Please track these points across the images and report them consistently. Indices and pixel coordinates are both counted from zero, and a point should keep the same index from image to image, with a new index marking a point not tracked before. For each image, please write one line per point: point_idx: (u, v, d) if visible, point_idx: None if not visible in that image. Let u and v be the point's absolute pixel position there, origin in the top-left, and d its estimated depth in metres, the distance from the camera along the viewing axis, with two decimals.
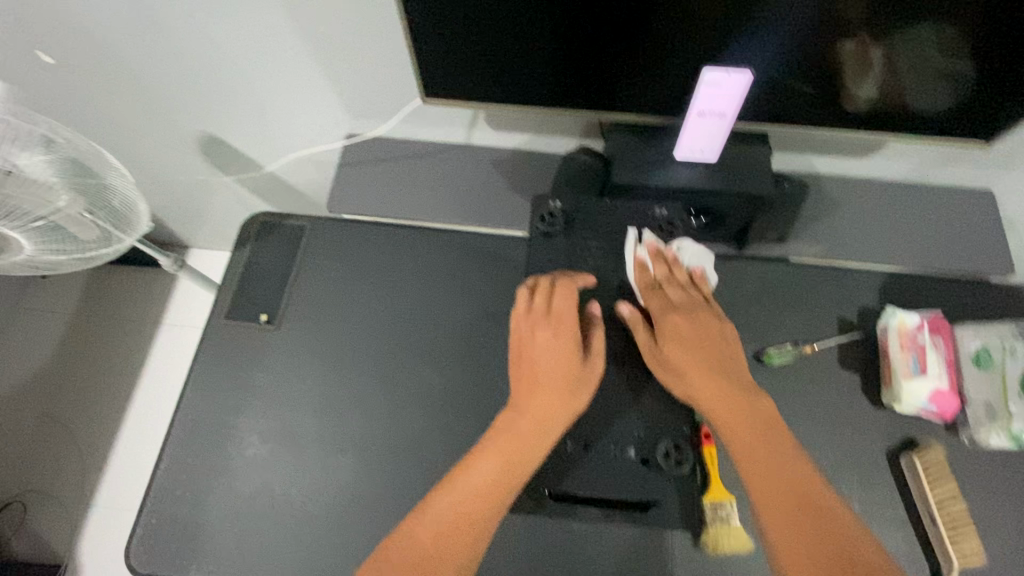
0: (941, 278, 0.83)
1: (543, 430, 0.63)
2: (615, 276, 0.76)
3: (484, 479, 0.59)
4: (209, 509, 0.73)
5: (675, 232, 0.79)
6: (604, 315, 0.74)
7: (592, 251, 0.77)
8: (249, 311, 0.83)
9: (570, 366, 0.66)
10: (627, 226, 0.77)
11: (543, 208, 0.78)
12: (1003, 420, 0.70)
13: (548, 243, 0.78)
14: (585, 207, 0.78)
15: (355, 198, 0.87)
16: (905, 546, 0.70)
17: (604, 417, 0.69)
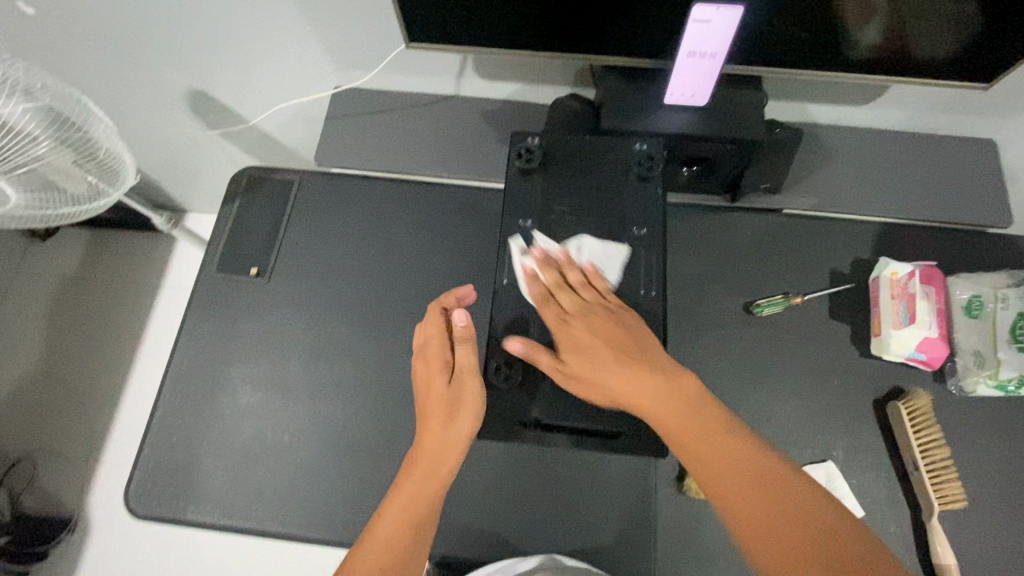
0: (935, 229, 0.82)
1: (438, 461, 0.59)
2: (597, 215, 0.69)
3: (391, 526, 0.56)
4: (205, 455, 0.74)
5: (654, 171, 0.71)
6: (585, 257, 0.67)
7: (573, 189, 0.71)
8: (239, 265, 0.83)
9: (447, 392, 0.62)
10: (610, 165, 0.72)
11: (521, 144, 0.72)
12: (991, 366, 0.71)
13: (525, 181, 0.71)
14: (567, 143, 0.72)
15: (343, 151, 0.86)
16: (888, 491, 0.71)
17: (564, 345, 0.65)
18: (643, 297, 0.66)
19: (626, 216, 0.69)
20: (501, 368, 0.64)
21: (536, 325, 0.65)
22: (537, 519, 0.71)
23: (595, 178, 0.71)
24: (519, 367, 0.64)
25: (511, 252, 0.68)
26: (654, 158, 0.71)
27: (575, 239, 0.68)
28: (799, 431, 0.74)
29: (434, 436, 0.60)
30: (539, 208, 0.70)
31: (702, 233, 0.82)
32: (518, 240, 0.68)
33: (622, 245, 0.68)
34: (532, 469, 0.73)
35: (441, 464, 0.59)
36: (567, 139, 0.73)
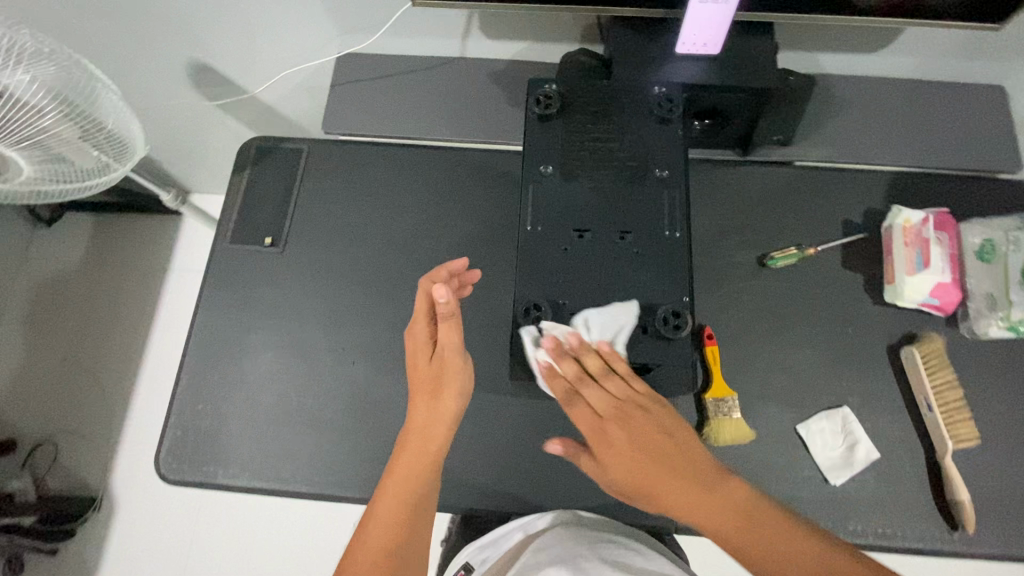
0: (946, 177, 0.82)
1: (428, 441, 0.61)
2: (616, 160, 0.69)
3: (390, 507, 0.58)
4: (231, 421, 0.76)
5: (675, 114, 0.70)
6: (607, 203, 0.67)
7: (592, 135, 0.70)
8: (252, 235, 0.84)
9: (435, 371, 0.63)
10: (629, 109, 0.71)
11: (538, 92, 0.71)
12: (1003, 310, 0.70)
13: (544, 128, 0.70)
14: (582, 87, 0.72)
15: (351, 117, 0.85)
16: (904, 433, 0.72)
17: (594, 287, 0.64)
18: (667, 238, 0.66)
19: (646, 159, 0.69)
20: (529, 311, 0.63)
21: (563, 268, 0.65)
22: (560, 471, 0.73)
23: (613, 123, 0.70)
24: (548, 307, 0.63)
25: (534, 197, 0.67)
26: (674, 99, 0.70)
27: (597, 185, 0.68)
28: (813, 379, 0.75)
29: (422, 414, 0.62)
30: (560, 154, 0.69)
31: (714, 189, 0.82)
32: (539, 186, 0.68)
33: (645, 188, 0.68)
34: (554, 423, 0.74)
35: (430, 441, 0.61)
36: (584, 85, 0.72)
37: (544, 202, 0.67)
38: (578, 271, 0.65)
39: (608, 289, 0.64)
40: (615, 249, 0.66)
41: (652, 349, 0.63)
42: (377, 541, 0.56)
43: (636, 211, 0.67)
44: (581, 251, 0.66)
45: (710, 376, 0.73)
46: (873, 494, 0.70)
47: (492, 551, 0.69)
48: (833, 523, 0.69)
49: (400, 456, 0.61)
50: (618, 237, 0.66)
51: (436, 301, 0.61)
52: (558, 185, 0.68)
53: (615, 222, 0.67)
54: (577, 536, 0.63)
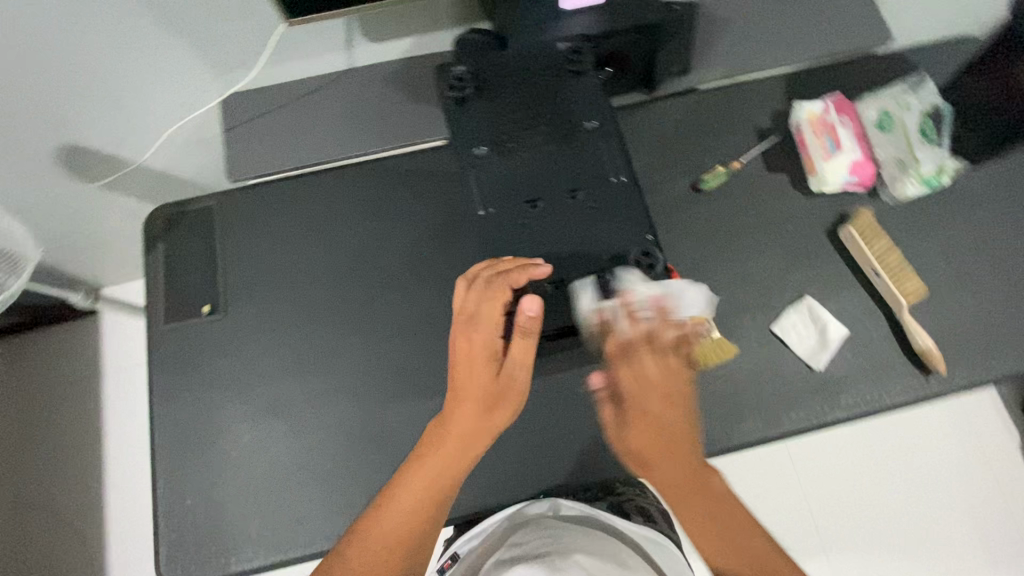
0: (831, 67, 0.88)
1: (466, 448, 0.58)
2: (543, 123, 0.69)
3: (414, 498, 0.56)
4: (227, 504, 0.71)
5: (586, 65, 0.71)
6: (551, 168, 0.68)
7: (513, 105, 0.70)
8: (188, 309, 0.78)
9: (490, 385, 0.59)
10: (539, 71, 0.71)
11: (447, 77, 0.70)
12: (914, 169, 0.78)
13: (465, 111, 0.69)
14: (489, 61, 0.71)
15: (257, 160, 0.82)
16: (863, 305, 0.77)
17: (565, 251, 0.66)
18: (615, 185, 0.67)
19: (573, 115, 0.69)
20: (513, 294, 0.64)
21: (529, 242, 0.66)
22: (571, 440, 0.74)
23: (530, 87, 0.70)
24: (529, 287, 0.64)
25: (477, 181, 0.67)
26: (582, 51, 0.71)
27: (533, 151, 0.68)
28: (772, 281, 0.79)
29: (469, 422, 0.58)
30: (490, 133, 0.69)
31: (633, 132, 0.85)
32: (478, 170, 0.67)
33: (579, 143, 0.68)
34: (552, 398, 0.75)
35: (471, 449, 0.59)
36: (489, 59, 0.71)
37: (489, 183, 0.67)
38: (542, 239, 0.66)
39: (575, 250, 0.66)
40: (570, 209, 0.67)
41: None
42: (397, 531, 0.54)
43: (578, 166, 0.68)
44: (538, 219, 0.66)
45: None
46: (853, 368, 0.75)
47: (475, 539, 0.71)
48: (826, 405, 0.74)
49: (433, 454, 0.58)
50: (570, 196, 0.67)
51: (523, 312, 0.59)
52: (496, 163, 0.68)
53: (562, 182, 0.67)
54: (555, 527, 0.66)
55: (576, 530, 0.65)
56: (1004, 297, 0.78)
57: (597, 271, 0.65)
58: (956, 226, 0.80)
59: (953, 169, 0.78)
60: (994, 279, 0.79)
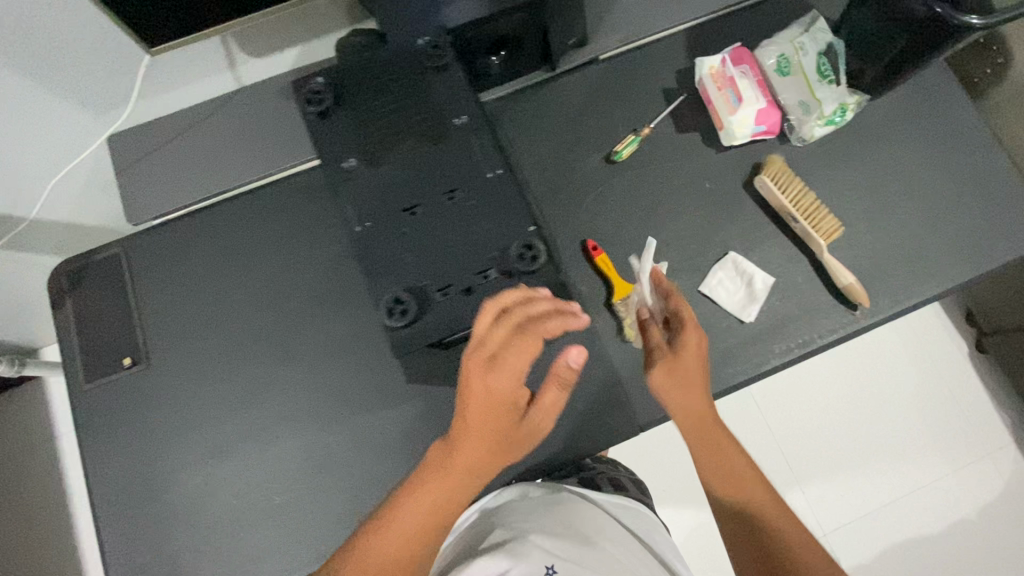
0: (733, 13, 0.86)
1: (468, 483, 0.57)
2: (412, 121, 0.64)
3: (414, 522, 0.55)
4: (185, 553, 0.70)
5: (446, 54, 0.66)
6: (420, 170, 0.63)
7: (376, 108, 0.65)
8: (108, 364, 0.75)
9: (502, 430, 0.57)
10: (403, 67, 0.66)
11: (306, 90, 0.66)
12: (818, 110, 0.78)
13: (327, 124, 0.65)
14: (350, 68, 0.67)
15: (158, 199, 0.79)
16: (786, 251, 0.78)
17: (445, 256, 0.60)
18: (490, 177, 0.62)
19: (441, 111, 0.64)
20: (396, 309, 0.58)
21: (410, 250, 0.61)
22: None
23: (394, 87, 0.66)
24: (412, 297, 0.58)
25: (343, 197, 0.62)
26: (440, 44, 0.66)
27: (403, 155, 0.63)
28: (696, 242, 0.79)
29: (476, 461, 0.56)
30: (354, 142, 0.64)
31: (540, 112, 0.83)
32: (349, 181, 0.62)
33: (449, 138, 0.63)
34: None
35: (475, 485, 0.57)
36: (348, 66, 0.67)
37: (356, 197, 0.62)
38: (418, 247, 0.60)
39: (458, 253, 0.60)
40: (448, 210, 0.61)
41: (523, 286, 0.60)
42: (396, 559, 0.53)
43: (452, 164, 0.63)
44: (415, 227, 0.61)
45: (610, 280, 0.77)
46: (784, 313, 0.77)
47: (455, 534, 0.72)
48: (762, 354, 0.75)
49: (437, 485, 0.56)
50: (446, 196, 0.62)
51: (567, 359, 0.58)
52: (362, 173, 0.63)
53: (439, 182, 0.62)
54: (531, 503, 0.69)
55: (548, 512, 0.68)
56: (920, 221, 0.80)
57: (485, 271, 0.60)
58: (866, 159, 0.81)
59: (854, 105, 0.79)
60: (907, 206, 0.80)
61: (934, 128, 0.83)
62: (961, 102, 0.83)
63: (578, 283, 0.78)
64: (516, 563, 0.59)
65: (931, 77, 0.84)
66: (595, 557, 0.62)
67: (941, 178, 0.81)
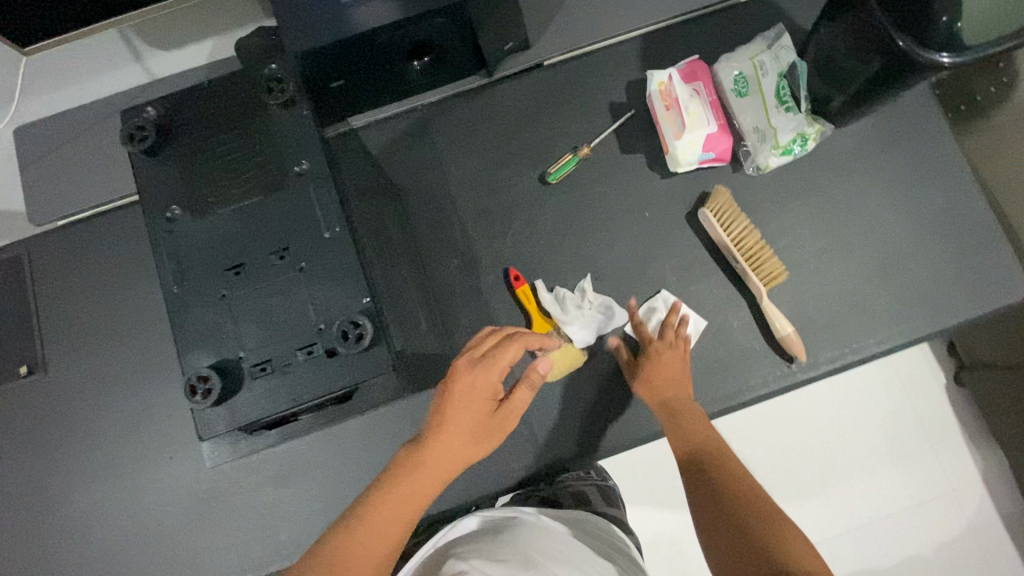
0: (695, 20, 0.78)
1: (441, 474, 0.54)
2: (257, 162, 0.58)
3: (383, 512, 0.51)
4: (72, 567, 0.69)
5: (289, 91, 0.59)
6: (247, 229, 0.56)
7: (217, 148, 0.59)
8: (4, 369, 0.73)
9: (477, 421, 0.56)
10: (255, 98, 0.60)
11: (133, 122, 0.59)
12: (772, 138, 0.71)
13: (160, 163, 0.59)
14: (189, 104, 0.60)
15: (58, 199, 0.74)
16: (725, 291, 0.72)
17: (262, 322, 0.55)
18: (328, 238, 0.55)
19: (277, 159, 0.58)
20: (198, 388, 0.53)
21: (230, 317, 0.55)
22: None
23: (240, 125, 0.59)
24: (218, 374, 0.53)
25: (159, 253, 0.56)
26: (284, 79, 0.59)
27: (232, 206, 0.57)
28: (629, 275, 0.73)
29: (449, 449, 0.54)
30: (183, 188, 0.58)
31: (469, 123, 0.76)
32: (171, 235, 0.56)
33: (284, 192, 0.57)
34: (399, 428, 0.71)
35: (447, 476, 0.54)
36: (188, 102, 0.60)
37: (173, 256, 0.56)
38: (235, 317, 0.55)
39: (274, 321, 0.55)
40: (274, 274, 0.55)
41: (346, 367, 0.53)
42: (368, 556, 0.49)
43: (286, 221, 0.56)
44: (236, 291, 0.55)
45: (529, 314, 0.72)
46: (715, 360, 0.71)
47: None
48: None
49: (408, 480, 0.53)
50: (275, 257, 0.55)
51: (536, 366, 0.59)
52: (190, 226, 0.57)
53: (270, 241, 0.56)
54: (481, 539, 0.54)
55: (506, 538, 0.53)
56: (879, 266, 0.73)
57: (307, 347, 0.54)
58: (826, 194, 0.74)
59: (815, 134, 0.72)
60: (865, 249, 0.73)
61: (907, 162, 0.75)
62: (942, 134, 0.75)
63: (498, 313, 0.73)
64: None
65: (911, 105, 0.75)
66: None
67: (908, 220, 0.74)
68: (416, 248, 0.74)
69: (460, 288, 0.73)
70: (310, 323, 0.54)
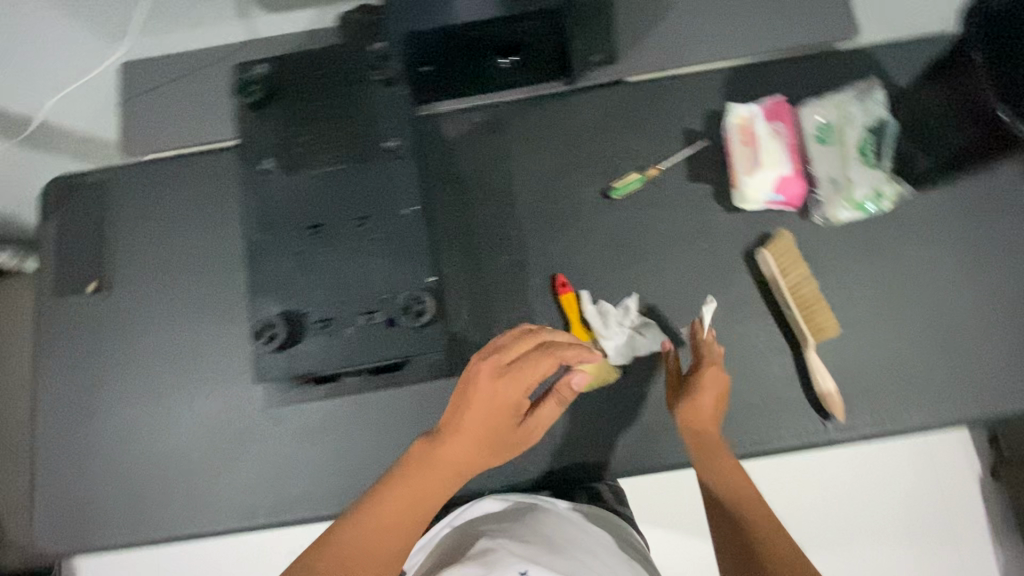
0: (784, 61, 0.77)
1: (456, 476, 0.55)
2: (349, 131, 0.61)
3: (397, 507, 0.52)
4: (101, 479, 0.73)
5: (392, 71, 0.63)
6: (332, 193, 0.60)
7: (313, 112, 0.61)
8: (73, 283, 0.78)
9: (494, 431, 0.56)
10: (355, 72, 0.63)
11: (245, 76, 0.63)
12: (847, 192, 0.69)
13: (260, 117, 0.62)
14: (295, 66, 0.63)
15: (150, 135, 0.79)
16: (770, 336, 0.71)
17: (330, 284, 0.58)
18: (406, 215, 0.59)
19: (368, 132, 0.60)
20: (265, 332, 0.56)
21: (302, 272, 0.59)
22: None
23: (338, 94, 0.62)
24: (285, 324, 0.57)
25: (248, 202, 0.60)
26: (389, 57, 0.63)
27: (320, 168, 0.60)
28: (674, 302, 0.73)
29: (467, 452, 0.55)
30: (279, 144, 0.61)
31: (544, 125, 0.77)
32: (261, 187, 0.60)
33: (372, 164, 0.60)
34: (423, 410, 0.72)
35: (462, 478, 0.55)
36: (294, 64, 0.63)
37: (259, 207, 0.59)
38: (308, 275, 0.58)
39: (343, 284, 0.58)
40: (351, 239, 0.58)
41: (401, 340, 0.57)
42: (383, 553, 0.50)
43: (368, 194, 0.59)
44: (314, 248, 0.59)
45: (569, 323, 0.72)
46: (748, 403, 0.70)
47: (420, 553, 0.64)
48: None
49: (423, 477, 0.53)
50: (355, 224, 0.59)
51: (569, 382, 0.60)
52: (279, 181, 0.60)
53: (349, 209, 0.59)
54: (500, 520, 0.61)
55: (522, 518, 0.60)
56: (935, 339, 0.70)
57: (369, 312, 0.58)
58: (890, 257, 0.72)
59: (891, 194, 0.70)
60: (924, 319, 0.71)
61: (983, 238, 0.72)
62: None
63: (538, 316, 0.73)
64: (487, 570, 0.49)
65: (997, 181, 0.73)
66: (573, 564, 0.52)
67: (973, 298, 0.71)
68: (472, 239, 0.75)
69: (508, 285, 0.74)
70: (375, 291, 0.58)
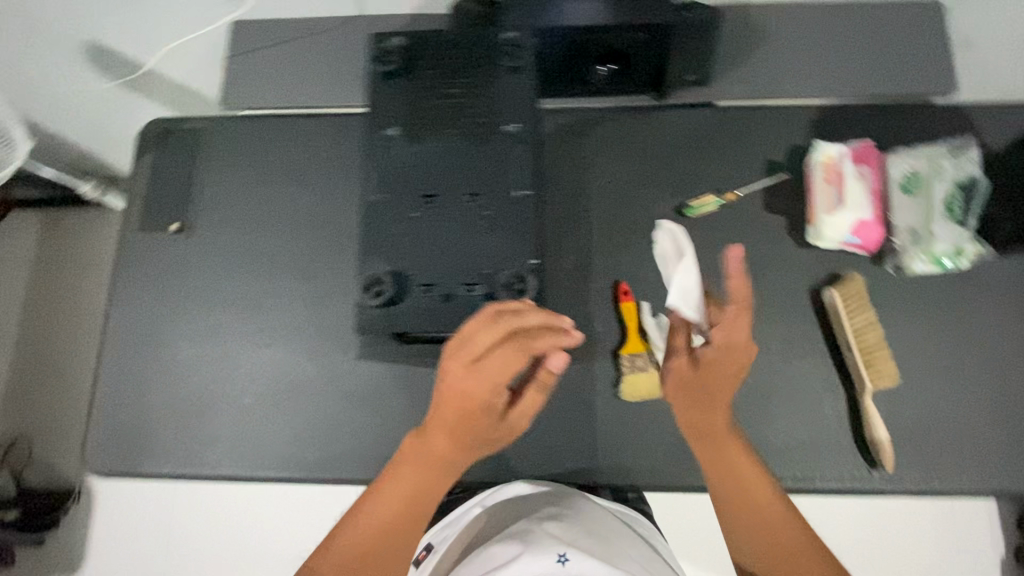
0: (877, 108, 0.77)
1: (442, 469, 0.58)
2: (473, 111, 0.64)
3: (394, 501, 0.58)
4: (156, 409, 0.77)
5: (522, 55, 0.65)
6: (449, 167, 0.63)
7: (438, 88, 0.64)
8: (158, 220, 0.81)
9: (469, 422, 0.56)
10: (481, 54, 0.65)
11: (377, 47, 0.66)
12: (926, 244, 0.69)
13: (389, 85, 0.65)
14: (428, 41, 0.66)
15: (249, 92, 0.82)
16: (825, 376, 0.71)
17: (433, 252, 0.62)
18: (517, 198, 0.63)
19: (491, 115, 0.63)
20: (374, 288, 0.61)
21: (410, 235, 0.62)
22: None
23: (468, 74, 0.65)
24: (392, 282, 0.61)
25: (373, 164, 0.64)
26: (523, 44, 0.66)
27: (440, 142, 0.63)
28: None
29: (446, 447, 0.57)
30: (407, 113, 0.64)
31: (631, 136, 0.78)
32: (386, 150, 0.63)
33: (490, 145, 0.63)
34: None
35: (447, 469, 0.58)
36: (428, 38, 0.66)
37: (381, 170, 0.63)
38: (419, 238, 0.62)
39: (449, 253, 0.62)
40: (463, 211, 0.62)
41: None
42: (389, 540, 0.56)
43: (481, 172, 0.63)
44: (426, 215, 0.62)
45: (626, 331, 0.73)
46: (794, 438, 0.70)
47: (451, 529, 0.66)
48: None
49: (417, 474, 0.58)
50: (467, 198, 0.62)
51: (549, 367, 0.57)
52: (403, 149, 0.63)
53: (465, 183, 0.62)
54: (533, 507, 0.62)
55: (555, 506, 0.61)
56: (995, 405, 0.69)
57: (470, 285, 0.61)
58: (959, 316, 0.71)
59: (972, 253, 0.69)
60: (986, 383, 0.70)
61: None
62: None
63: (596, 320, 0.74)
64: (528, 547, 0.50)
65: None
66: (608, 551, 0.53)
67: None
68: (553, 232, 0.77)
69: (572, 285, 0.75)
70: (475, 265, 0.61)
